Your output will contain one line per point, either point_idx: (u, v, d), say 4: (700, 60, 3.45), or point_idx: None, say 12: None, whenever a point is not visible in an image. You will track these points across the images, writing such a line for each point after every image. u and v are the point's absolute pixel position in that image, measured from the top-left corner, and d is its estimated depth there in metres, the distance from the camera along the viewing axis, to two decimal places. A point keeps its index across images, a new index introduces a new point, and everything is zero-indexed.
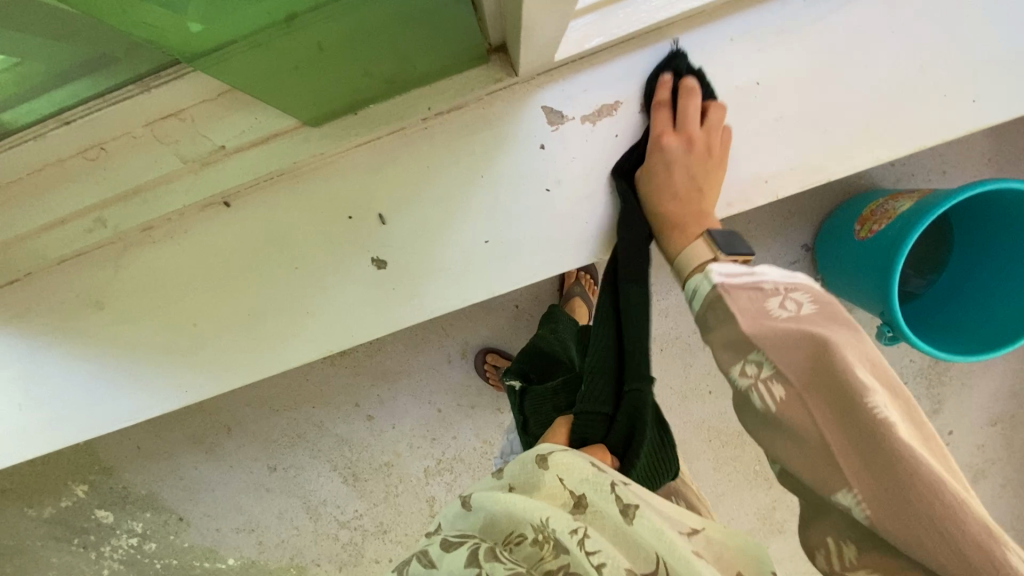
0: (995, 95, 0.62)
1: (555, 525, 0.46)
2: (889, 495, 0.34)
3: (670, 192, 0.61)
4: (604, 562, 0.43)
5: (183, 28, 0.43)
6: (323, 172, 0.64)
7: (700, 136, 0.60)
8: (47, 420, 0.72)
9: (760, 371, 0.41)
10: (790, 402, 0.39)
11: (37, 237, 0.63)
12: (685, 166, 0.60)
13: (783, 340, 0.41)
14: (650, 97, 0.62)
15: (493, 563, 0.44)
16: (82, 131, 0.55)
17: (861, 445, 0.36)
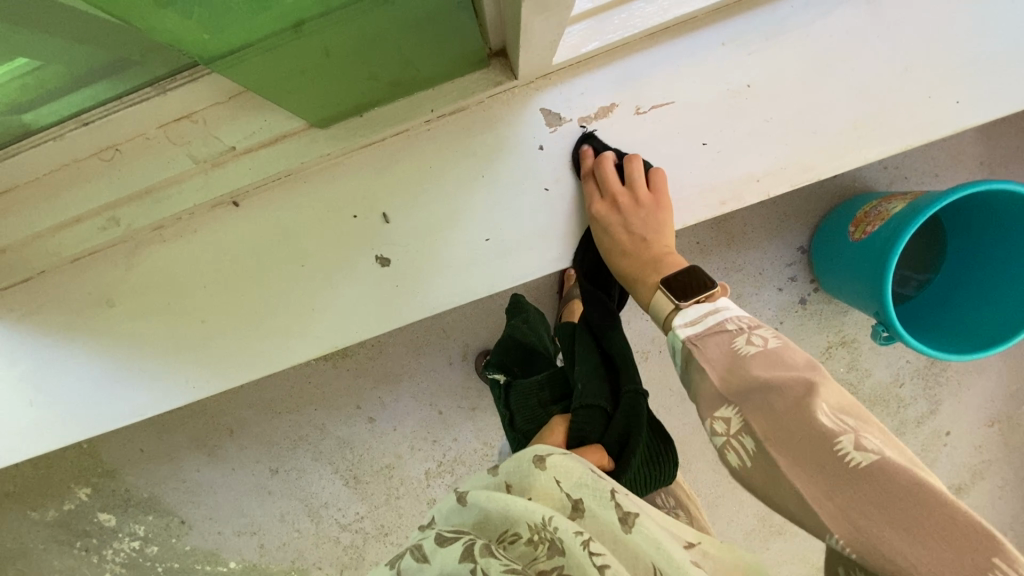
0: (978, 97, 0.64)
1: (556, 525, 0.45)
2: (871, 539, 0.33)
3: (618, 250, 0.64)
4: (608, 565, 0.42)
5: (202, 31, 0.46)
6: (329, 172, 0.66)
7: (625, 196, 0.63)
8: (57, 417, 0.73)
9: (729, 427, 0.43)
10: (763, 465, 0.39)
11: (52, 235, 0.65)
12: (622, 224, 0.63)
13: (737, 388, 0.43)
14: (577, 169, 0.66)
15: (489, 560, 0.42)
16: (99, 132, 0.57)
17: (839, 487, 0.35)
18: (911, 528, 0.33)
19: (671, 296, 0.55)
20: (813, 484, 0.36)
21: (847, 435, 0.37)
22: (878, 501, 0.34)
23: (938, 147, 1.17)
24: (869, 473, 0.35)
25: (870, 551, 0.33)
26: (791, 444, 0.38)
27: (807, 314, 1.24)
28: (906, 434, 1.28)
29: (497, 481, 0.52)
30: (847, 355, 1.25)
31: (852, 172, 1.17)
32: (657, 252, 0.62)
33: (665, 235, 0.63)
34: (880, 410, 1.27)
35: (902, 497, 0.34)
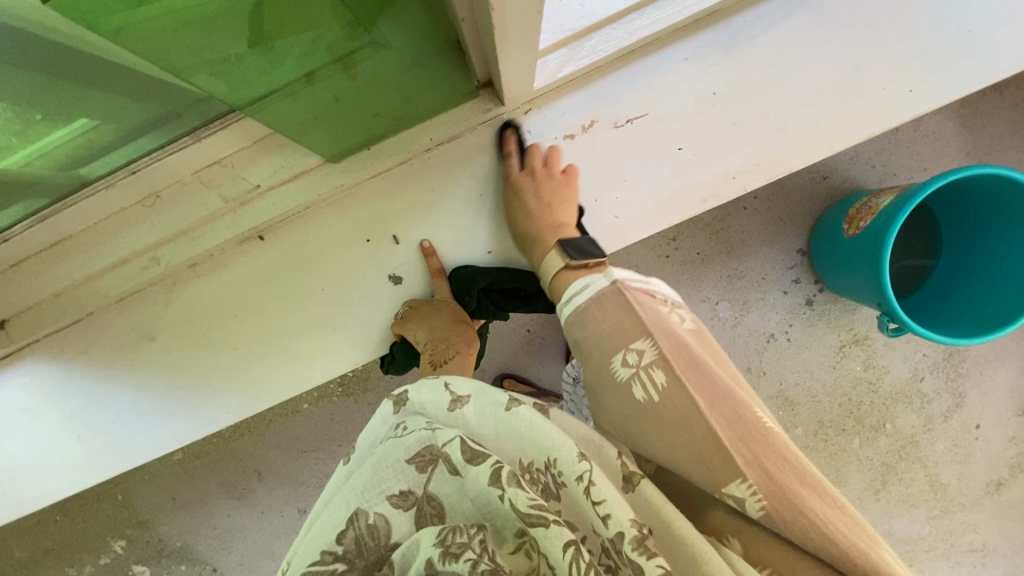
0: (929, 84, 0.70)
1: (565, 460, 0.48)
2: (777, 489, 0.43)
3: (524, 211, 0.70)
4: (612, 515, 0.44)
5: (230, 87, 0.53)
6: (343, 203, 0.74)
7: (541, 170, 0.70)
8: (101, 451, 0.79)
9: (641, 358, 0.51)
10: (672, 389, 0.49)
11: (100, 277, 0.72)
12: (534, 191, 0.69)
13: (680, 344, 0.52)
14: (502, 149, 0.72)
15: (517, 489, 0.45)
16: (144, 179, 0.66)
17: (750, 443, 0.46)
18: (805, 486, 0.44)
19: (566, 254, 0.64)
20: (727, 427, 0.46)
21: (759, 414, 0.48)
22: (781, 459, 0.45)
23: (925, 141, 1.21)
24: (771, 441, 0.46)
25: (777, 498, 0.43)
26: (711, 390, 0.49)
27: (815, 315, 1.25)
28: (935, 430, 1.26)
29: (500, 398, 0.55)
30: (862, 353, 1.25)
31: (841, 174, 1.21)
32: (553, 219, 0.69)
33: (568, 208, 0.70)
34: (904, 406, 1.26)
35: (793, 465, 0.45)
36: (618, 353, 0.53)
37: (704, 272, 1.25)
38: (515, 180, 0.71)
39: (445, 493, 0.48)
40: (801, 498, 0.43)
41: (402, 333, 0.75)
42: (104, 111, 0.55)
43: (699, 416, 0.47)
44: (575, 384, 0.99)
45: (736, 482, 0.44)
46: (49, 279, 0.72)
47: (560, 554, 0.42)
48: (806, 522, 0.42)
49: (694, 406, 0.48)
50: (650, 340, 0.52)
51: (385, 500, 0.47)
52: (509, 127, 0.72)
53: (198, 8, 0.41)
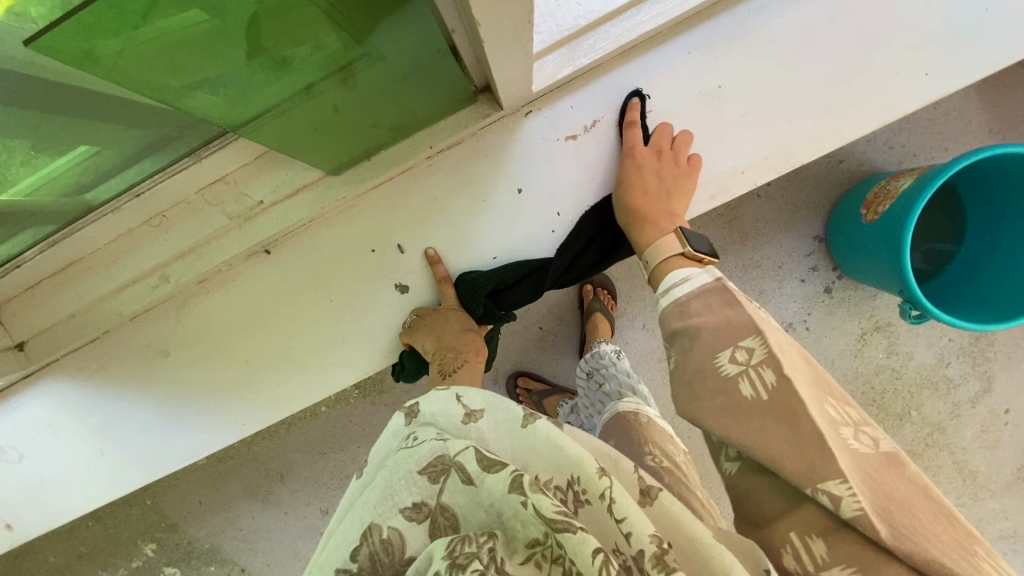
0: (945, 66, 0.67)
1: (588, 476, 0.48)
2: (902, 512, 0.44)
3: (641, 189, 0.69)
4: (632, 532, 0.44)
5: (226, 106, 0.53)
6: (346, 213, 0.73)
7: (669, 153, 0.69)
8: (123, 465, 0.80)
9: (751, 356, 0.51)
10: (781, 390, 0.48)
11: (113, 297, 0.73)
12: (655, 167, 0.68)
13: (777, 348, 0.51)
14: (623, 119, 0.70)
15: (540, 495, 0.45)
16: (149, 201, 0.66)
17: (859, 463, 0.46)
18: (899, 501, 0.45)
19: (684, 243, 0.65)
20: (847, 447, 0.46)
21: (849, 431, 0.48)
22: (889, 475, 0.46)
23: (946, 119, 1.17)
24: (865, 450, 0.47)
25: (890, 517, 0.43)
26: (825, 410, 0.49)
27: (835, 303, 1.22)
28: (963, 417, 1.23)
29: (517, 412, 0.54)
30: (884, 340, 1.22)
31: (859, 157, 1.18)
32: (670, 206, 0.68)
33: (684, 198, 0.69)
34: (930, 393, 1.23)
35: (892, 483, 0.46)
36: (724, 349, 0.53)
37: (718, 263, 1.22)
38: (637, 154, 0.68)
39: (459, 503, 0.47)
40: (898, 504, 0.44)
41: (409, 341, 0.75)
42: (105, 139, 0.55)
43: (796, 425, 0.47)
44: (589, 379, 0.99)
45: (833, 481, 0.44)
46: (65, 299, 0.74)
47: (590, 563, 0.41)
48: (905, 526, 0.43)
49: (797, 409, 0.48)
50: (761, 337, 0.52)
51: (398, 513, 0.47)
52: (634, 97, 0.70)
53: (188, 31, 0.41)
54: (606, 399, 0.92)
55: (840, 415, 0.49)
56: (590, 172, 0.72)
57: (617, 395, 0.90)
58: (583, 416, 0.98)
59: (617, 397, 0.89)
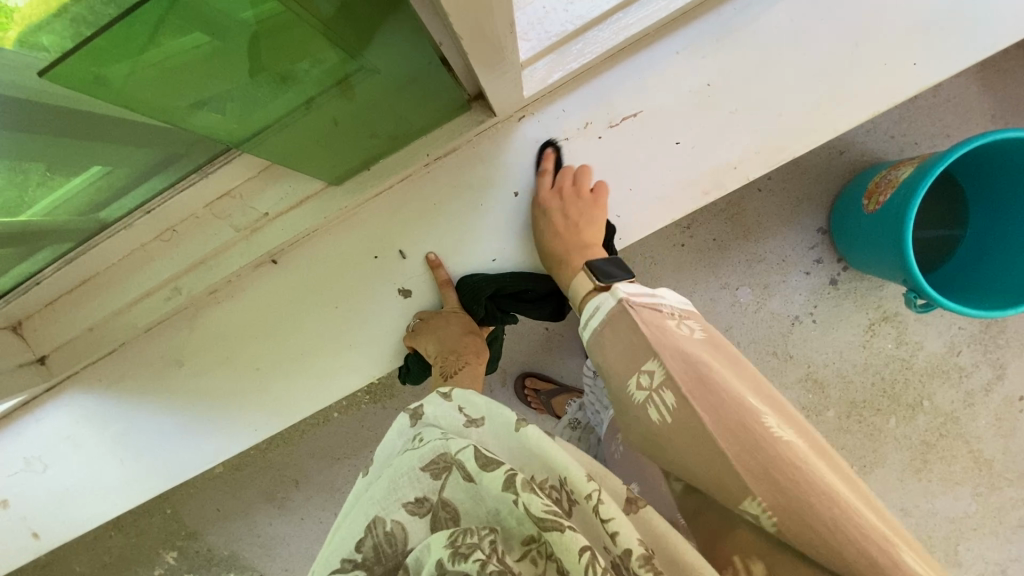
0: (933, 55, 0.68)
1: (576, 479, 0.50)
2: (803, 520, 0.42)
3: (551, 231, 0.72)
4: (620, 532, 0.45)
5: (228, 123, 0.55)
6: (349, 222, 0.76)
7: (570, 189, 0.71)
8: (142, 473, 0.83)
9: (653, 380, 0.52)
10: (682, 411, 0.48)
11: (127, 310, 0.76)
12: (561, 209, 0.70)
13: (681, 354, 0.52)
14: (538, 165, 0.73)
15: (531, 496, 0.46)
16: (159, 217, 0.69)
17: (759, 455, 0.44)
18: (825, 497, 0.42)
19: (595, 278, 0.65)
20: (738, 445, 0.45)
21: (769, 423, 0.46)
22: (798, 473, 0.43)
23: (947, 107, 1.16)
24: (788, 451, 0.44)
25: (790, 517, 0.42)
26: (726, 407, 0.47)
27: (840, 294, 1.22)
28: (975, 405, 1.22)
29: (511, 417, 0.56)
30: (892, 330, 1.22)
31: (859, 147, 1.18)
32: (582, 238, 0.70)
33: (596, 227, 0.71)
34: (942, 382, 1.22)
35: (809, 475, 0.43)
36: (630, 376, 0.54)
37: (722, 258, 1.22)
38: (543, 200, 0.72)
39: (459, 499, 0.49)
40: (817, 514, 0.42)
41: (413, 345, 0.77)
42: (115, 160, 0.58)
43: (711, 443, 0.46)
44: (596, 377, 0.98)
45: (748, 499, 0.44)
46: (81, 314, 0.76)
47: (577, 559, 0.42)
48: (821, 540, 0.41)
49: (701, 426, 0.47)
50: (658, 361, 0.52)
51: (401, 507, 0.49)
52: (547, 147, 0.73)
53: (192, 53, 0.43)
54: (613, 394, 0.91)
55: (763, 408, 0.48)
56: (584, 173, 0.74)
57: None
58: (591, 412, 1.00)
59: None
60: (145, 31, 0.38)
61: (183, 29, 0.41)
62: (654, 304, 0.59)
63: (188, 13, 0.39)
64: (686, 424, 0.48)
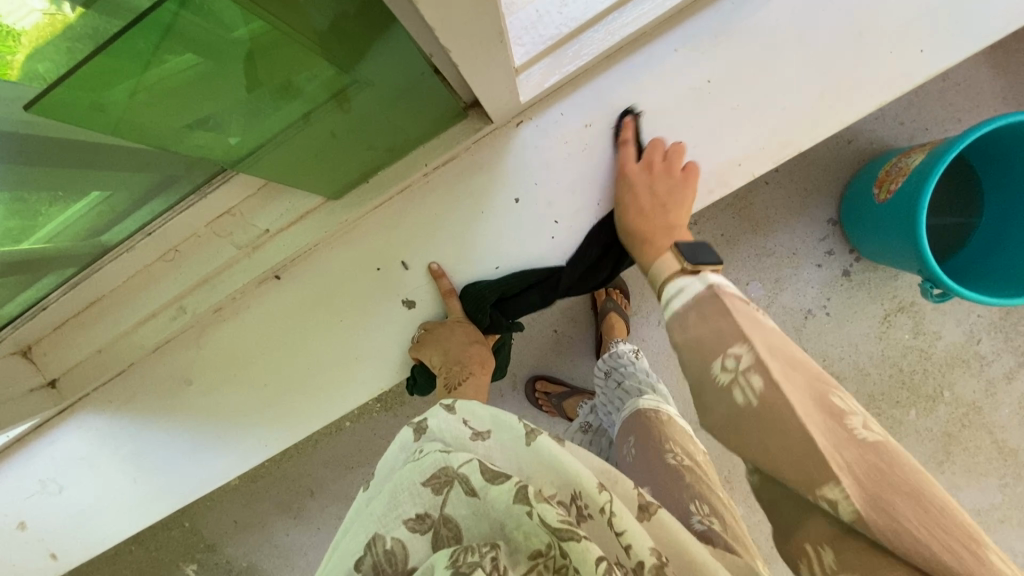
0: (939, 41, 0.66)
1: (587, 490, 0.49)
2: (888, 518, 0.40)
3: (636, 208, 0.69)
4: (632, 544, 0.45)
5: (223, 142, 0.55)
6: (349, 235, 0.75)
7: (660, 165, 0.69)
8: (156, 491, 0.84)
9: (739, 363, 0.47)
10: (769, 393, 0.45)
11: (135, 330, 0.77)
12: (647, 185, 0.69)
13: (771, 344, 0.48)
14: (617, 138, 0.71)
15: (544, 505, 0.46)
16: (160, 238, 0.69)
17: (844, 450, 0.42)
18: (910, 495, 0.40)
19: (682, 259, 0.61)
20: (824, 436, 0.43)
21: (854, 421, 0.44)
22: (882, 473, 0.41)
23: (957, 90, 1.14)
24: (871, 446, 0.43)
25: (875, 513, 0.40)
26: (806, 398, 0.45)
27: (854, 286, 1.19)
28: (998, 394, 1.19)
29: (521, 429, 0.56)
30: (909, 321, 1.19)
31: (867, 135, 1.15)
32: (666, 219, 0.69)
33: (681, 209, 0.69)
34: (963, 371, 1.19)
35: (895, 475, 0.41)
36: (715, 357, 0.49)
37: (731, 253, 1.20)
38: (628, 171, 0.70)
39: (461, 515, 0.48)
40: (901, 506, 0.40)
41: (419, 356, 0.76)
42: (114, 184, 0.57)
43: (801, 428, 0.43)
44: (607, 379, 0.97)
45: (828, 486, 0.41)
46: (89, 337, 0.77)
47: (593, 569, 0.42)
48: (905, 533, 0.39)
49: (789, 410, 0.44)
50: (748, 343, 0.48)
51: (403, 523, 0.47)
52: (627, 117, 0.70)
53: (183, 75, 0.43)
54: (625, 396, 0.90)
55: (849, 405, 0.45)
56: (586, 175, 0.73)
57: (637, 393, 0.88)
58: (602, 415, 0.98)
59: (636, 395, 0.88)
60: (137, 50, 0.37)
61: (174, 50, 0.40)
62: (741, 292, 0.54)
63: (183, 36, 0.40)
64: (775, 408, 0.44)
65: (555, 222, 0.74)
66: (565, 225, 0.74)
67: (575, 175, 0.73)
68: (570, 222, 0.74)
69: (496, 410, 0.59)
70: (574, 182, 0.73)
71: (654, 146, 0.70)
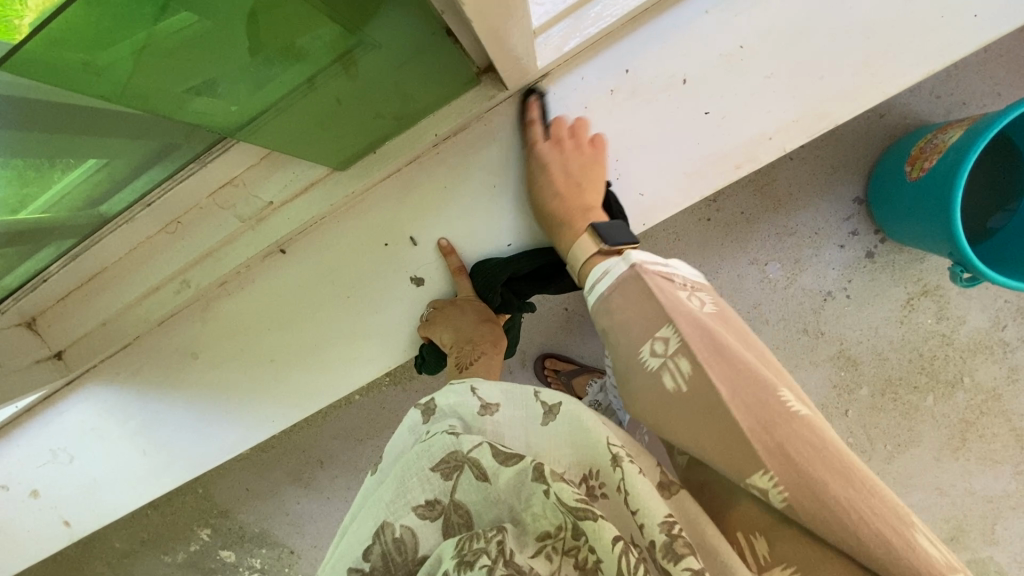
0: (995, 6, 0.61)
1: (604, 467, 0.48)
2: (812, 499, 0.41)
3: (552, 192, 0.66)
4: (646, 522, 0.42)
5: (226, 109, 0.52)
6: (357, 207, 0.72)
7: (569, 141, 0.66)
8: (166, 463, 0.84)
9: (667, 347, 0.48)
10: (698, 378, 0.45)
11: (139, 303, 0.75)
12: (560, 163, 0.65)
13: (696, 324, 0.48)
14: (524, 118, 0.68)
15: (561, 483, 0.43)
16: (161, 208, 0.66)
17: (774, 431, 0.43)
18: (839, 475, 0.41)
19: (599, 241, 0.60)
20: (750, 416, 0.43)
21: (786, 394, 0.45)
22: (811, 448, 0.42)
23: (1000, 61, 1.06)
24: (801, 428, 0.43)
25: (803, 493, 0.41)
26: (735, 383, 0.45)
27: (878, 268, 1.15)
28: (1021, 381, 1.15)
29: (538, 408, 0.54)
30: (934, 305, 1.15)
31: (900, 109, 1.09)
32: (584, 200, 0.65)
33: (596, 183, 0.66)
34: (985, 358, 1.15)
35: (822, 451, 0.42)
36: (644, 342, 0.49)
37: (750, 232, 1.15)
38: (537, 151, 0.66)
39: (471, 500, 0.46)
40: (830, 493, 0.41)
41: (429, 335, 0.74)
42: (111, 153, 0.54)
43: (725, 414, 0.44)
44: None
45: (758, 473, 0.42)
46: (93, 310, 0.75)
47: (609, 550, 0.40)
48: (830, 517, 0.40)
49: (719, 399, 0.44)
50: (673, 326, 0.48)
51: (411, 510, 0.46)
52: (532, 96, 0.67)
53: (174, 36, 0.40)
54: None
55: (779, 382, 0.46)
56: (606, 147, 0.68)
57: None
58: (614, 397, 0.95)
59: None
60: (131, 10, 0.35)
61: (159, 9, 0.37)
62: (665, 272, 0.54)
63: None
64: (700, 394, 0.45)
65: None
66: None
67: None
68: None
69: (509, 387, 0.57)
70: None
71: (557, 122, 0.67)
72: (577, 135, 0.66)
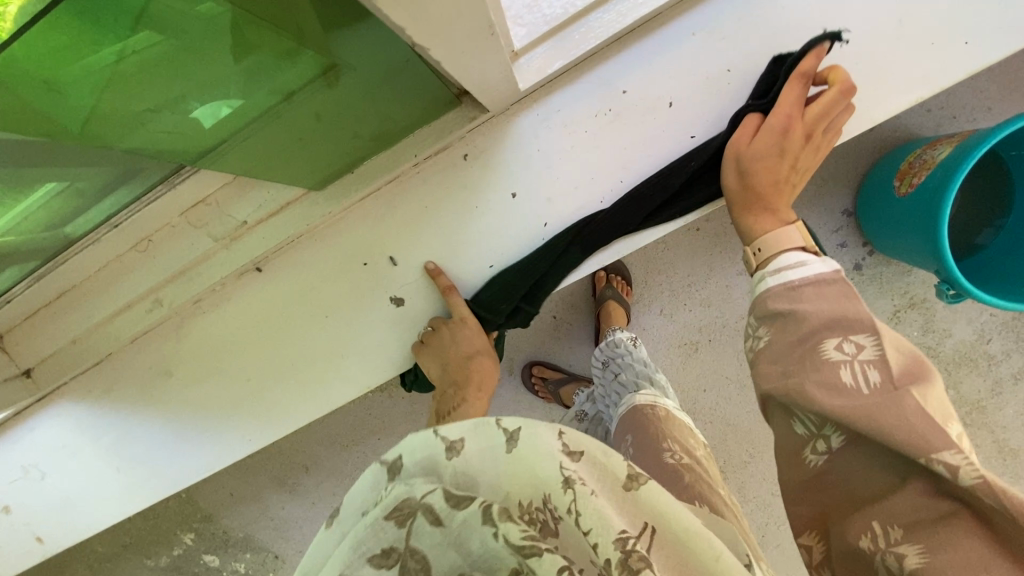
0: (986, 32, 0.60)
1: (557, 490, 0.41)
2: (968, 492, 0.44)
3: (741, 181, 0.64)
4: (600, 543, 0.39)
5: (197, 127, 0.50)
6: (335, 226, 0.71)
7: (813, 107, 0.61)
8: (140, 480, 0.82)
9: (858, 350, 0.54)
10: (883, 388, 0.50)
11: (110, 322, 0.74)
12: (781, 149, 0.62)
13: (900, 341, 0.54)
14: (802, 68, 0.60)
15: (509, 523, 0.40)
16: (128, 229, 0.66)
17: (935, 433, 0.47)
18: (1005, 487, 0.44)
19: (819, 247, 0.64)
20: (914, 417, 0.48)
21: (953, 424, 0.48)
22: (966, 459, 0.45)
23: (989, 77, 1.06)
24: (960, 445, 0.46)
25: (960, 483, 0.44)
26: (896, 388, 0.50)
27: (865, 281, 1.14)
28: (1004, 393, 1.15)
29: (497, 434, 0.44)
30: (920, 317, 1.14)
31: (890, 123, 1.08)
32: (746, 200, 0.66)
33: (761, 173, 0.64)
34: (970, 370, 1.15)
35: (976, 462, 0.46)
36: (834, 339, 0.55)
37: None
38: (751, 146, 0.62)
39: (429, 547, 0.40)
40: (984, 497, 0.43)
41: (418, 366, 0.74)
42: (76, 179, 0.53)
43: (901, 407, 0.48)
44: (604, 370, 0.95)
45: (948, 451, 0.45)
46: (63, 327, 0.75)
47: None
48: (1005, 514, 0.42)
49: (907, 406, 0.48)
50: (869, 335, 0.54)
51: (365, 564, 0.38)
52: (824, 42, 0.60)
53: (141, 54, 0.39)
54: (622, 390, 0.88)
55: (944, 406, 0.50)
56: (593, 168, 0.66)
57: (634, 387, 0.86)
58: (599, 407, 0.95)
59: (634, 389, 0.86)
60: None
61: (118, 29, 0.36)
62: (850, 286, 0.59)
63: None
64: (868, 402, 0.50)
65: (553, 220, 0.68)
66: (563, 222, 0.68)
67: (580, 169, 0.67)
68: (571, 222, 0.68)
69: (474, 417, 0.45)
70: (582, 176, 0.67)
71: (808, 69, 0.60)
72: (824, 103, 0.61)
